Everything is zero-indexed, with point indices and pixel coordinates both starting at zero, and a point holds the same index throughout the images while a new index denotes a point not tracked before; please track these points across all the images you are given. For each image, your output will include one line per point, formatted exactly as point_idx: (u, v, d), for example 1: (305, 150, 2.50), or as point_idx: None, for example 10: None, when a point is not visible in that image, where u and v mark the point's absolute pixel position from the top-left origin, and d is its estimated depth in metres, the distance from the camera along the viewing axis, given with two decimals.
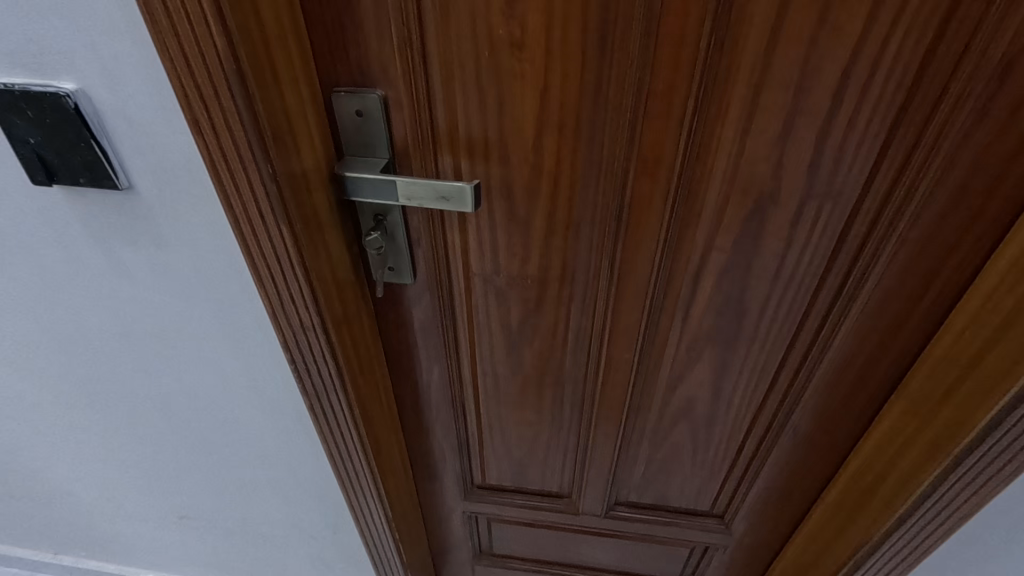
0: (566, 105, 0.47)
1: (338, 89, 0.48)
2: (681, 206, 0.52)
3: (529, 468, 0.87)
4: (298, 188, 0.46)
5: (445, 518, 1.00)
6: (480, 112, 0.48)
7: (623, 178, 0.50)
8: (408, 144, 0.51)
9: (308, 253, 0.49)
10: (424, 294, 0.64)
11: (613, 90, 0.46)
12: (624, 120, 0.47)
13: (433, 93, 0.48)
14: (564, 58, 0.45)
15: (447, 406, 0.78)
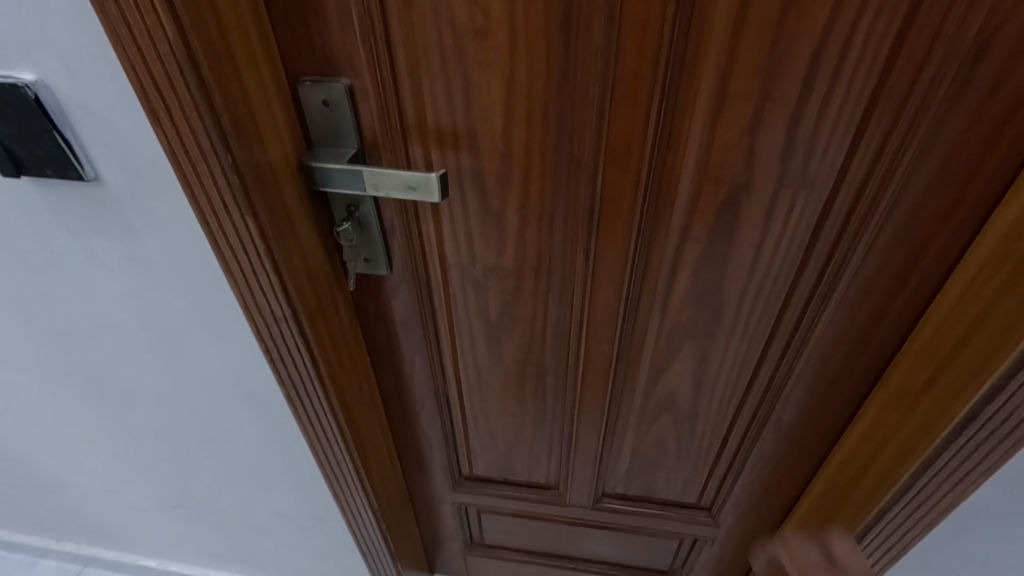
0: (532, 93, 0.46)
1: (304, 79, 0.47)
2: (654, 196, 0.51)
3: (515, 459, 0.87)
4: (264, 180, 0.46)
5: (434, 509, 1.00)
6: (447, 101, 0.48)
7: (594, 167, 0.50)
8: (376, 134, 0.50)
9: (276, 245, 0.49)
10: (402, 285, 0.64)
11: (578, 78, 0.45)
12: (591, 109, 0.46)
13: (400, 82, 0.47)
14: (528, 45, 0.44)
15: (431, 397, 0.78)
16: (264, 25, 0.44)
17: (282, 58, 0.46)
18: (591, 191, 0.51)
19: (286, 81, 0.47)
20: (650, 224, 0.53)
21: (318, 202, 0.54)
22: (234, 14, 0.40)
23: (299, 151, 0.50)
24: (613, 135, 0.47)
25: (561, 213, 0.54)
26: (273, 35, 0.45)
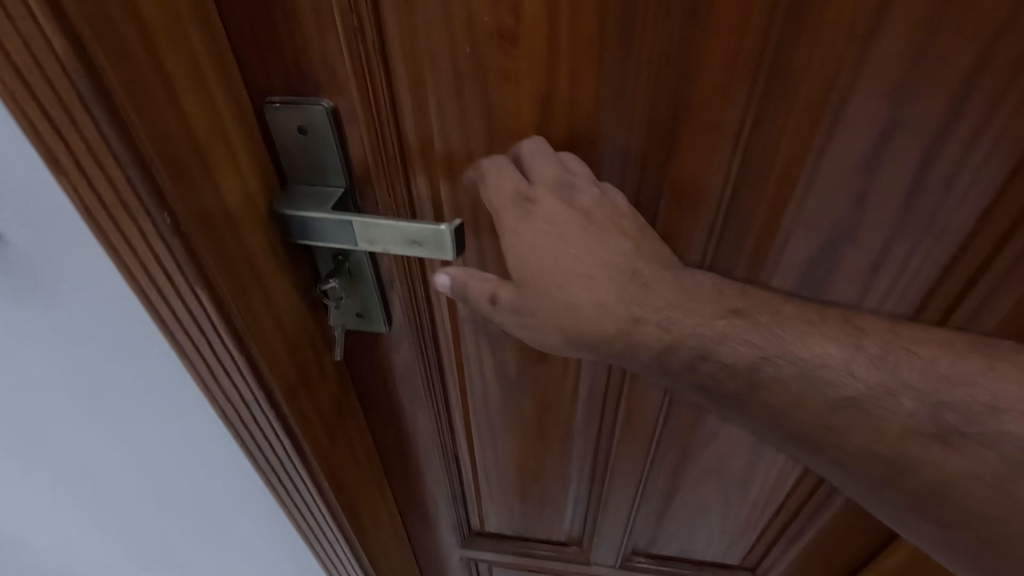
0: (576, 118, 0.35)
1: (272, 100, 0.36)
2: (730, 246, 0.40)
3: (533, 516, 0.77)
4: (220, 238, 0.34)
5: (440, 564, 0.90)
6: (462, 127, 0.36)
7: (652, 210, 0.39)
8: (369, 169, 0.39)
9: (241, 317, 0.37)
10: (404, 343, 0.52)
11: (640, 98, 0.34)
12: (653, 138, 0.35)
13: (400, 102, 0.36)
14: (574, 55, 0.32)
15: (437, 457, 0.67)
16: (216, 31, 0.32)
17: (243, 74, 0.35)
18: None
19: (251, 104, 0.36)
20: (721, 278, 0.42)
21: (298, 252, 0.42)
22: (167, 18, 0.29)
23: (270, 192, 0.38)
24: (681, 172, 0.36)
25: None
26: (229, 44, 0.33)
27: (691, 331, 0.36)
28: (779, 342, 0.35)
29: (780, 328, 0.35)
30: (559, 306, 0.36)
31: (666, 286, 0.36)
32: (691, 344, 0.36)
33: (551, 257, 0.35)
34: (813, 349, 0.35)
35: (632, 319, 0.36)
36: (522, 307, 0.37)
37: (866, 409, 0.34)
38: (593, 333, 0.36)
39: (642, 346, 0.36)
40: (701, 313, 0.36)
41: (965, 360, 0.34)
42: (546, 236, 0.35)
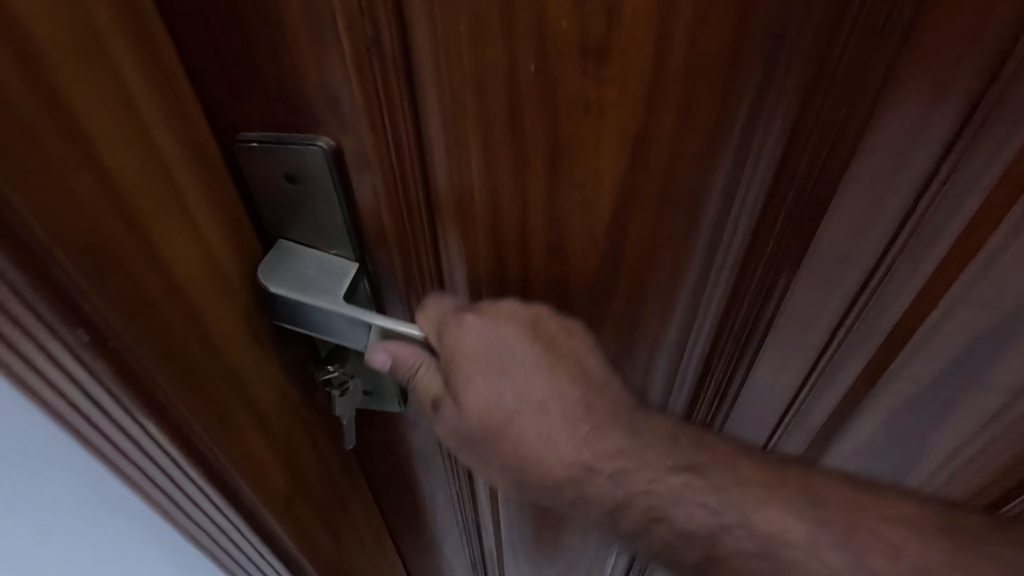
0: (679, 166, 0.25)
1: (249, 135, 0.25)
2: (864, 321, 0.31)
3: None
4: (174, 351, 0.24)
5: None
6: (515, 177, 0.26)
7: (767, 278, 0.29)
8: (384, 230, 0.28)
9: (213, 444, 0.28)
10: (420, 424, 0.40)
11: (776, 138, 0.24)
12: (785, 193, 0.25)
13: (431, 143, 0.25)
14: (688, 81, 0.22)
15: (455, 533, 0.57)
16: (167, 58, 0.22)
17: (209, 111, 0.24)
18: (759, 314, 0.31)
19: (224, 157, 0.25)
20: (842, 354, 0.33)
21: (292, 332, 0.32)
22: (74, 33, 0.18)
23: (257, 263, 0.28)
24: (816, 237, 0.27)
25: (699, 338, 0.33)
26: (184, 68, 0.23)
27: (644, 489, 0.30)
28: (734, 506, 0.30)
29: (744, 496, 0.30)
30: (507, 441, 0.30)
31: (619, 435, 0.30)
32: (645, 501, 0.31)
33: (503, 390, 0.30)
34: (767, 519, 0.30)
35: (585, 468, 0.30)
36: (464, 436, 0.31)
37: None
38: (542, 477, 0.31)
39: (593, 499, 0.31)
40: (656, 465, 0.30)
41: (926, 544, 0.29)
42: (496, 386, 0.30)
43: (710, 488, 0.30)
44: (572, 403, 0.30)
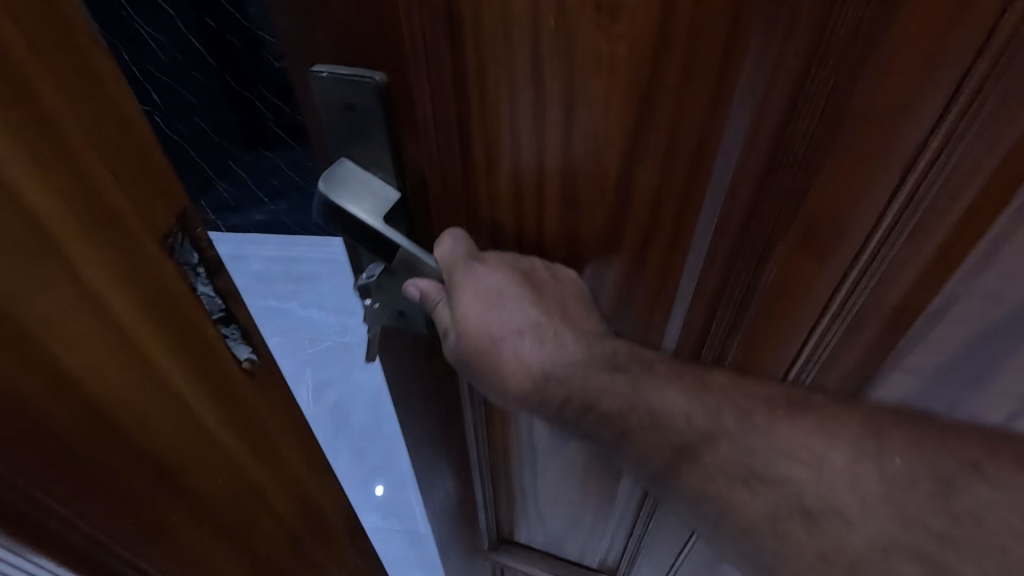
0: (681, 127, 0.28)
1: (320, 66, 0.30)
2: (848, 289, 0.33)
3: (569, 533, 0.71)
4: (72, 475, 0.21)
5: (466, 566, 0.86)
6: (533, 125, 0.29)
7: (763, 237, 0.32)
8: (423, 161, 0.32)
9: (128, 555, 0.25)
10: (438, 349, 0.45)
11: (772, 101, 0.27)
12: (781, 152, 0.28)
13: (464, 89, 0.29)
14: (690, 48, 0.25)
15: (470, 473, 0.61)
16: (49, 112, 0.18)
17: (111, 167, 0.20)
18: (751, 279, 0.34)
19: (142, 226, 0.22)
20: (828, 324, 0.35)
21: (251, 377, 0.29)
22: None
23: (192, 330, 0.25)
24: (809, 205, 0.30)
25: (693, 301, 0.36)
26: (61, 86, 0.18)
27: (583, 386, 0.36)
28: (638, 388, 0.35)
29: (646, 385, 0.35)
30: (492, 363, 0.36)
31: (577, 355, 0.36)
32: (582, 396, 0.36)
33: (491, 322, 0.35)
34: (663, 398, 0.35)
35: (543, 375, 0.36)
36: (461, 354, 0.37)
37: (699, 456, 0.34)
38: (515, 392, 0.37)
39: (549, 403, 0.37)
40: (592, 366, 0.35)
41: (800, 427, 0.33)
42: (487, 319, 0.35)
43: (628, 386, 0.35)
44: (539, 328, 0.36)
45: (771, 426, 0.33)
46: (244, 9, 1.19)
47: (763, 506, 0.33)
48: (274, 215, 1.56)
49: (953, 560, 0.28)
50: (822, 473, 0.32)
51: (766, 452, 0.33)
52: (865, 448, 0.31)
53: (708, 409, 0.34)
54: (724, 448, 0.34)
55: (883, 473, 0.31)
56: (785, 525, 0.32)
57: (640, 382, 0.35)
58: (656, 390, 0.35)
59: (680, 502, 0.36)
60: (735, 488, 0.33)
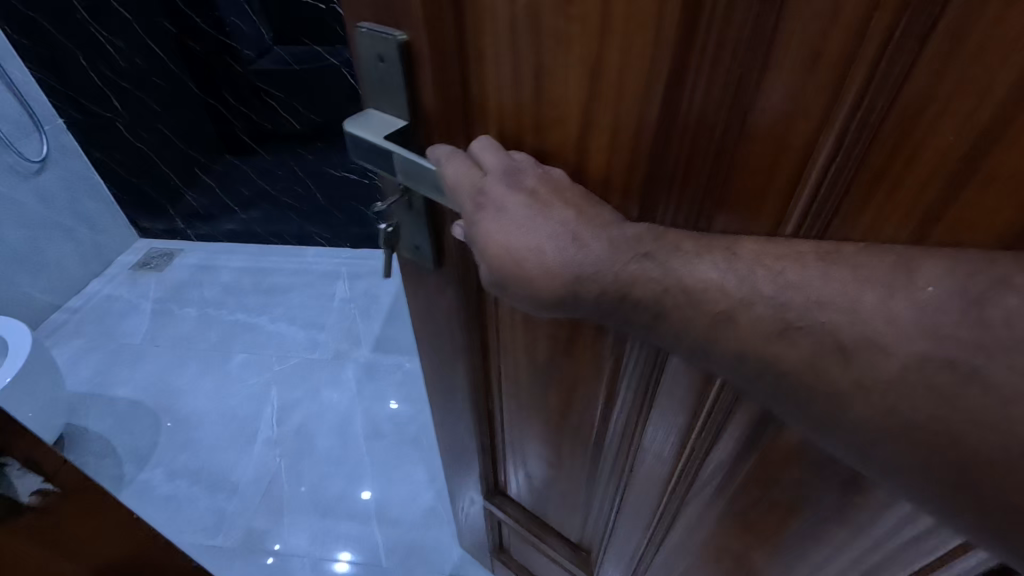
0: (625, 93, 0.31)
1: (363, 25, 0.36)
2: (850, 147, 0.27)
3: (550, 497, 0.80)
4: None
5: (472, 509, 0.97)
6: (512, 82, 0.34)
7: (702, 203, 0.34)
8: (431, 114, 0.38)
9: None
10: (447, 294, 0.51)
11: (699, 77, 0.29)
12: (706, 126, 0.30)
13: (466, 51, 0.34)
14: (628, 24, 0.29)
15: (472, 418, 0.71)
16: None
17: None
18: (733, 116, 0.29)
19: None
20: (830, 193, 0.29)
21: None
22: None
23: None
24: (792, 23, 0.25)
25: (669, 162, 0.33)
26: None
27: (617, 275, 0.33)
28: (664, 266, 0.32)
29: (680, 263, 0.32)
30: (514, 269, 0.36)
31: (599, 247, 0.33)
32: (612, 284, 0.34)
33: (510, 235, 0.35)
34: (694, 273, 0.31)
35: (575, 278, 0.34)
36: (498, 276, 0.37)
37: (742, 336, 0.31)
38: (548, 296, 0.36)
39: (586, 291, 0.35)
40: (621, 250, 0.33)
41: (836, 280, 0.28)
42: (502, 225, 0.35)
43: (658, 268, 0.32)
44: (559, 238, 0.34)
45: (806, 280, 0.29)
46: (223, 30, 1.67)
47: (800, 358, 0.29)
48: (246, 223, 2.17)
49: (996, 368, 0.24)
50: (858, 318, 0.27)
51: (800, 306, 0.29)
52: (897, 284, 0.27)
53: (737, 266, 0.31)
54: (757, 308, 0.30)
55: (914, 301, 0.26)
56: (838, 385, 0.28)
57: (673, 256, 0.32)
58: (686, 263, 0.32)
59: (723, 368, 0.33)
60: (770, 344, 0.30)
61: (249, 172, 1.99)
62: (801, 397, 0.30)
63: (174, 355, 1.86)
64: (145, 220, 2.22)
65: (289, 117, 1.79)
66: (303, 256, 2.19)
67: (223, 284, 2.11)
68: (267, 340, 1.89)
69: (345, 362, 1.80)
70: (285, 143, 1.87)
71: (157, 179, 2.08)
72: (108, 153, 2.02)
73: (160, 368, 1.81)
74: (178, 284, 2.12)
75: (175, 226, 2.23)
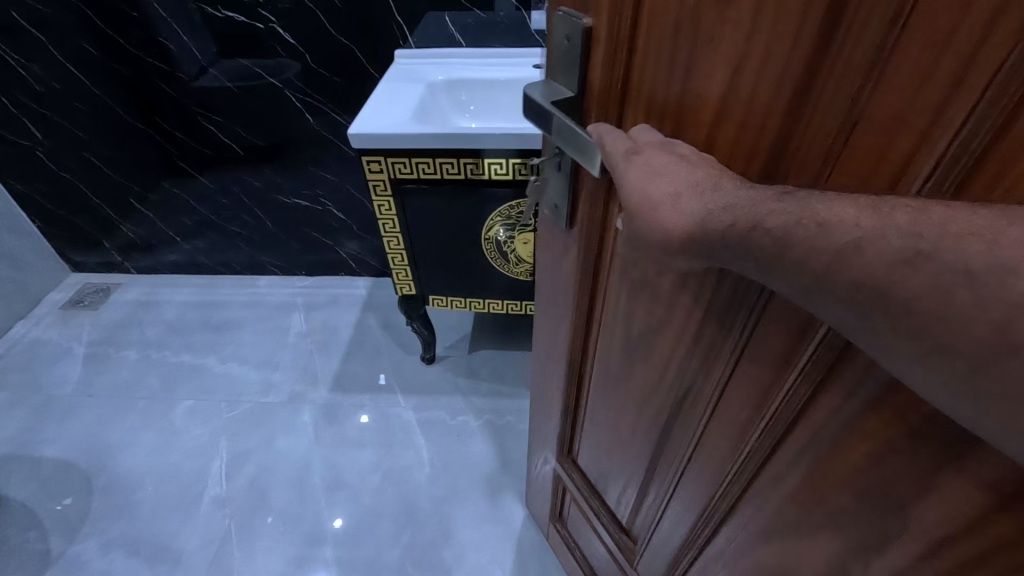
0: (763, 83, 0.44)
1: (561, 11, 0.57)
2: (972, 127, 0.34)
3: (610, 472, 0.97)
4: None
5: (543, 469, 1.24)
6: (668, 70, 0.50)
7: (822, 175, 0.43)
8: (596, 89, 0.57)
9: None
10: (572, 245, 0.74)
11: (829, 73, 0.40)
12: (833, 111, 0.40)
13: (634, 41, 0.52)
14: (772, 32, 0.41)
15: (564, 364, 0.93)
16: None
17: None
18: (857, 113, 0.39)
19: None
20: (940, 176, 0.36)
21: None
22: None
23: None
24: (917, 32, 0.34)
25: (794, 144, 0.44)
26: None
27: (749, 214, 0.40)
28: (804, 203, 0.37)
29: (814, 200, 0.37)
30: (650, 213, 0.46)
31: (737, 194, 0.41)
32: (748, 221, 0.40)
33: (648, 183, 0.46)
34: (834, 210, 0.35)
35: (706, 212, 0.43)
36: (636, 229, 0.49)
37: (867, 265, 0.34)
38: (672, 239, 0.45)
39: (713, 228, 0.42)
40: (763, 194, 0.40)
41: (980, 217, 0.30)
42: (643, 172, 0.47)
43: (792, 204, 0.38)
44: (699, 186, 0.44)
45: (948, 217, 0.31)
46: (168, 63, 2.00)
47: (923, 284, 0.32)
48: (190, 254, 2.67)
49: None
50: (995, 245, 0.29)
51: (934, 237, 0.31)
52: None
53: (879, 210, 0.34)
54: (891, 239, 0.33)
55: None
56: (959, 309, 0.30)
57: (810, 200, 0.37)
58: (823, 200, 0.36)
59: (831, 307, 0.37)
60: (895, 271, 0.33)
61: (188, 200, 2.42)
62: (915, 325, 0.33)
63: (116, 405, 2.21)
64: (79, 254, 2.71)
65: (229, 138, 2.17)
66: (255, 286, 2.71)
67: (166, 320, 2.57)
68: (216, 379, 2.28)
69: (301, 407, 2.15)
70: (226, 169, 2.29)
71: (89, 211, 2.51)
72: (36, 188, 2.39)
73: (99, 420, 2.15)
74: (111, 327, 2.56)
75: (110, 258, 2.71)
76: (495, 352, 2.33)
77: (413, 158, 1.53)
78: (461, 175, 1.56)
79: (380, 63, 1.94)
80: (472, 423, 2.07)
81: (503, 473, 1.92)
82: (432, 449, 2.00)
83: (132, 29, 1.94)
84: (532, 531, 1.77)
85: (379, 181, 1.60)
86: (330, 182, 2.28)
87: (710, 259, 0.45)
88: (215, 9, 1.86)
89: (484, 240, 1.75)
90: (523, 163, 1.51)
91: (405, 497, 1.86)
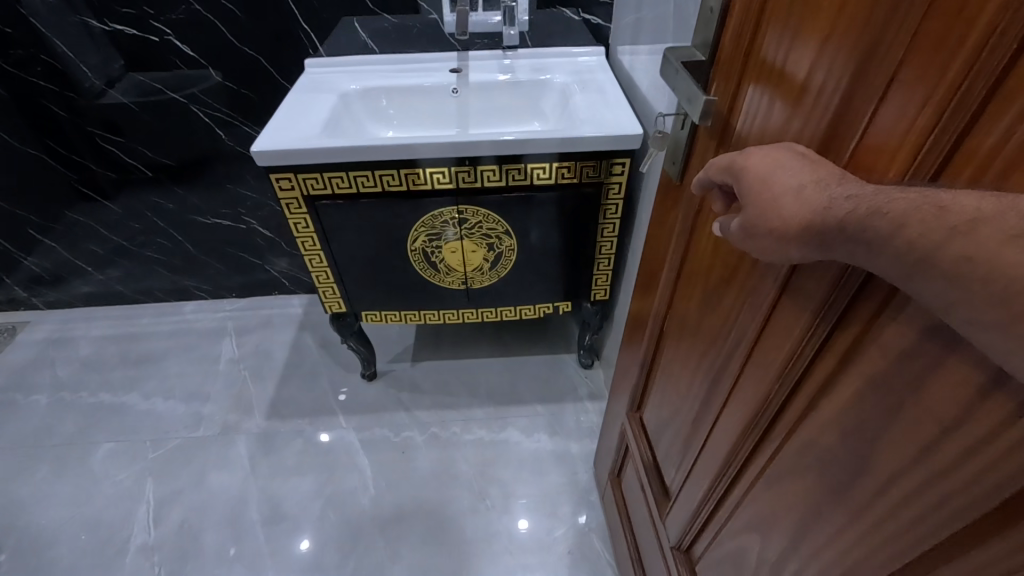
0: (831, 60, 0.49)
1: None
2: (958, 110, 0.39)
3: (666, 432, 1.05)
4: None
5: (614, 417, 1.36)
6: (776, 45, 0.57)
7: (854, 148, 0.48)
8: (726, 58, 0.66)
9: None
10: (681, 203, 0.84)
11: (873, 52, 0.45)
12: (873, 88, 0.46)
13: (761, 16, 0.59)
14: (846, 14, 0.47)
15: (650, 323, 1.03)
16: None
17: None
18: (878, 105, 0.45)
19: None
20: (931, 154, 0.41)
21: None
22: None
23: None
24: (939, 21, 0.39)
25: (842, 117, 0.49)
26: None
27: (869, 203, 0.43)
28: (927, 191, 0.40)
29: (935, 190, 0.40)
30: (770, 195, 0.51)
31: (859, 188, 0.45)
32: (868, 209, 0.43)
33: (770, 173, 0.52)
34: (957, 196, 0.38)
35: (828, 201, 0.46)
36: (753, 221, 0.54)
37: (980, 247, 0.36)
38: (787, 224, 0.49)
39: (831, 219, 0.46)
40: (885, 187, 0.43)
41: None
42: (768, 160, 0.53)
43: (915, 192, 0.40)
44: (822, 181, 0.48)
45: None
46: (59, 85, 1.87)
47: None
48: (105, 283, 2.46)
49: None
50: None
51: None
52: None
53: (1002, 197, 0.36)
54: (1011, 218, 0.35)
55: None
56: None
57: (930, 190, 0.40)
58: (946, 192, 0.39)
59: (934, 285, 0.39)
60: (1006, 248, 0.35)
61: (98, 226, 2.25)
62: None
63: (26, 457, 1.99)
64: None
65: (128, 156, 2.04)
66: (180, 314, 2.53)
67: (80, 359, 2.35)
68: (141, 419, 2.11)
69: (235, 438, 2.04)
70: (137, 192, 2.15)
71: None
72: None
73: (6, 475, 1.94)
74: (18, 370, 2.31)
75: (14, 295, 2.47)
76: (444, 363, 2.30)
77: (325, 173, 1.51)
78: (377, 188, 1.55)
79: (291, 74, 1.88)
80: (417, 439, 2.03)
81: (461, 480, 1.91)
82: (377, 470, 1.94)
83: (7, 47, 1.79)
84: (488, 538, 1.76)
85: (293, 200, 1.56)
86: (251, 199, 2.18)
87: (827, 254, 0.48)
88: (103, 23, 1.76)
89: (410, 250, 1.72)
90: (444, 172, 1.53)
91: (351, 526, 1.79)
